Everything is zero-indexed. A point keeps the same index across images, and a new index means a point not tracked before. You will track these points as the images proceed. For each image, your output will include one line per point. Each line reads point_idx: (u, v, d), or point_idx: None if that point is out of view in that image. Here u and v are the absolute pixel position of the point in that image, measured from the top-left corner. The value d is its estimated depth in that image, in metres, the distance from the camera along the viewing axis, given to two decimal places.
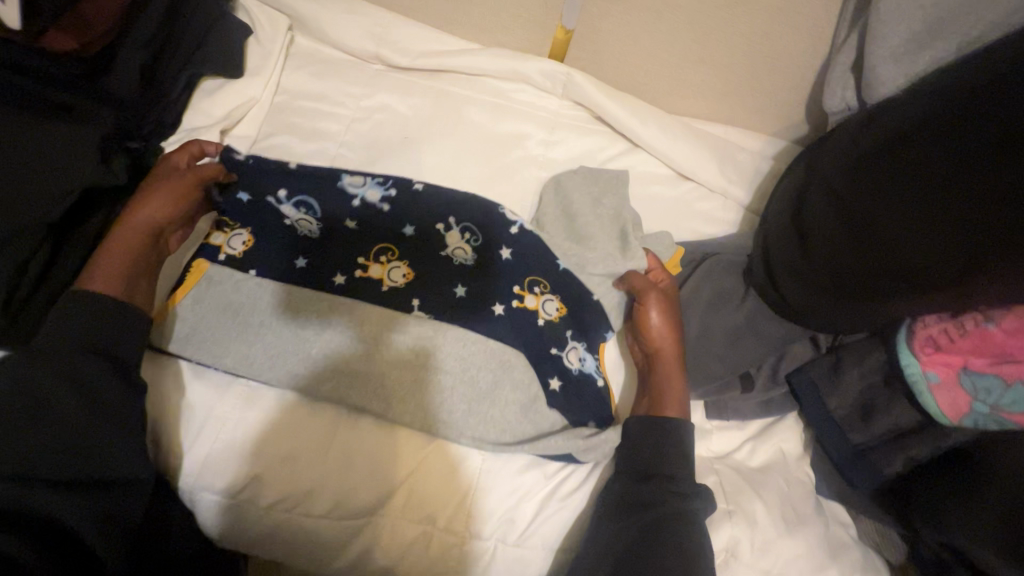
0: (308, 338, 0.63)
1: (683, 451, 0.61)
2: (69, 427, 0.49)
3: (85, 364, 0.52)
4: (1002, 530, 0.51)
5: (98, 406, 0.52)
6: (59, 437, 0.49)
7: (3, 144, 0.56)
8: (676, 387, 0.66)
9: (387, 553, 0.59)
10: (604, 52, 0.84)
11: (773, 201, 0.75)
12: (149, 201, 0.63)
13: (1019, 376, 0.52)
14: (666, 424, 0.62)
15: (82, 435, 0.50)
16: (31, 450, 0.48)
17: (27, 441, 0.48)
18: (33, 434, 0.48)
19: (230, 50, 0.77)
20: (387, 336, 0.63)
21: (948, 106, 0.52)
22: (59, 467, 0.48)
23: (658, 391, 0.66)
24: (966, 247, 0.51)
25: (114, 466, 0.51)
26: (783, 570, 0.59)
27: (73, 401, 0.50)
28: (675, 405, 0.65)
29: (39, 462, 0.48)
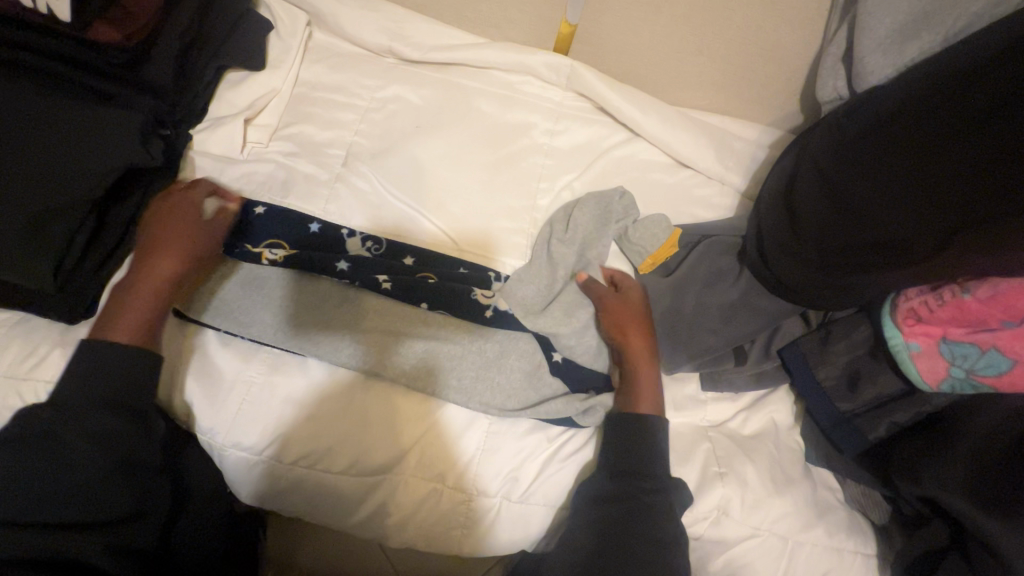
0: (317, 345, 0.66)
1: (652, 431, 0.63)
2: (70, 474, 0.52)
3: (91, 409, 0.54)
4: (977, 484, 0.55)
5: (102, 445, 0.54)
6: (62, 483, 0.51)
7: (55, 127, 0.63)
8: (649, 383, 0.67)
9: (400, 511, 0.64)
10: (606, 45, 0.88)
11: (767, 185, 0.78)
12: (163, 250, 0.64)
13: (995, 342, 0.56)
14: (635, 418, 0.64)
15: (84, 480, 0.52)
16: (37, 496, 0.51)
17: (33, 486, 0.51)
18: (38, 481, 0.51)
19: (253, 44, 0.82)
20: (395, 343, 0.67)
21: (934, 88, 0.57)
22: (61, 512, 0.51)
23: (632, 387, 0.67)
24: (948, 217, 0.55)
25: (112, 504, 0.53)
26: (771, 526, 0.64)
27: (79, 443, 0.53)
28: (647, 402, 0.66)
29: (46, 506, 0.51)
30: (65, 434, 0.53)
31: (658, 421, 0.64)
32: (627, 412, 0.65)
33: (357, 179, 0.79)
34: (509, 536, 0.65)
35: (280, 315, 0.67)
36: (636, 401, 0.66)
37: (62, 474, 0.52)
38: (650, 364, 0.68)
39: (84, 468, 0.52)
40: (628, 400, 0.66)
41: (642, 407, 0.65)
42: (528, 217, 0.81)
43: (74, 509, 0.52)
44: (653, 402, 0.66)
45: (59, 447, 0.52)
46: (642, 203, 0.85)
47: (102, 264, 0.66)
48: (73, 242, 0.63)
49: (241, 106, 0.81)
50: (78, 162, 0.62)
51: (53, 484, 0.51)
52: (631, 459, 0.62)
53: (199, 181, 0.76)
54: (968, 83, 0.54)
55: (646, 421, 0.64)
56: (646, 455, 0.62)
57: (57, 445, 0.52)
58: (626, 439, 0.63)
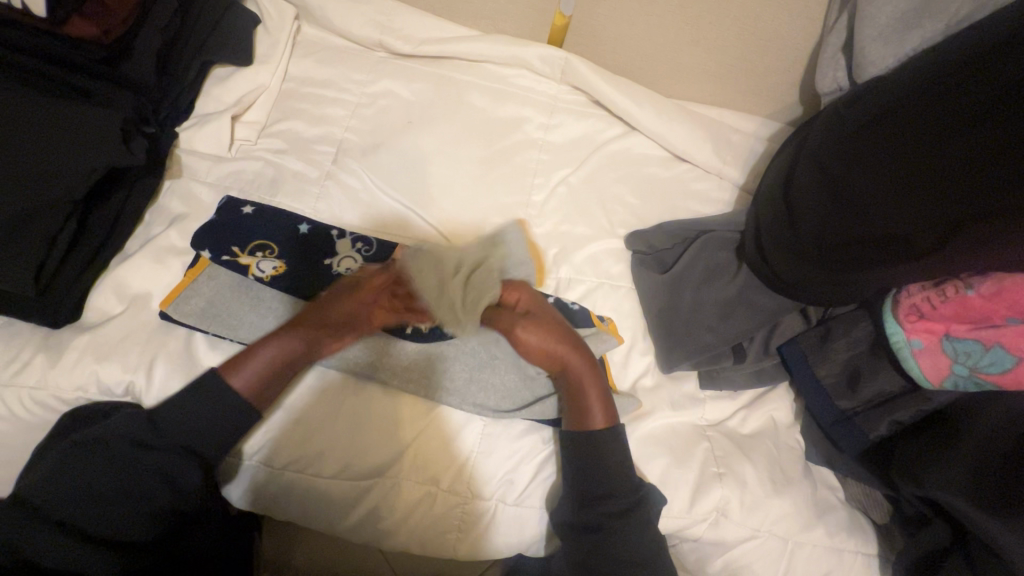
0: None
1: (616, 446, 0.63)
2: (115, 481, 0.56)
3: (161, 426, 0.58)
4: (979, 484, 0.54)
5: (148, 466, 0.57)
6: (109, 486, 0.56)
7: (32, 126, 0.61)
8: (596, 392, 0.64)
9: (393, 515, 0.63)
10: (601, 37, 0.86)
11: (766, 178, 0.77)
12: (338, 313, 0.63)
13: (998, 339, 0.54)
14: (595, 437, 0.62)
15: (125, 489, 0.56)
16: (86, 492, 0.55)
17: (87, 482, 0.55)
18: (92, 480, 0.55)
19: (239, 38, 0.80)
20: (395, 342, 0.66)
21: (940, 78, 0.55)
22: (97, 512, 0.55)
23: (577, 402, 0.64)
24: (953, 211, 0.53)
25: (133, 521, 0.56)
26: (769, 527, 0.64)
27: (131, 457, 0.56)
28: (599, 414, 0.63)
29: (85, 501, 0.55)
30: (120, 459, 0.56)
31: (615, 433, 0.63)
32: (583, 430, 0.63)
33: (347, 177, 0.78)
34: (505, 539, 0.64)
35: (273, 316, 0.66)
36: (587, 419, 0.63)
37: (110, 495, 0.55)
38: (594, 373, 0.64)
39: (127, 494, 0.56)
40: (579, 416, 0.63)
41: (596, 421, 0.63)
42: (522, 214, 0.80)
43: (109, 514, 0.55)
44: (604, 412, 0.64)
45: (112, 470, 0.56)
46: (639, 198, 0.84)
47: (85, 265, 0.65)
48: (55, 244, 0.61)
49: (228, 103, 0.80)
50: (55, 162, 0.61)
51: (97, 500, 0.55)
52: (591, 484, 0.62)
53: (185, 179, 0.74)
54: (976, 72, 0.53)
55: (603, 439, 0.62)
56: (608, 478, 0.62)
57: (109, 465, 0.56)
58: (580, 463, 0.62)
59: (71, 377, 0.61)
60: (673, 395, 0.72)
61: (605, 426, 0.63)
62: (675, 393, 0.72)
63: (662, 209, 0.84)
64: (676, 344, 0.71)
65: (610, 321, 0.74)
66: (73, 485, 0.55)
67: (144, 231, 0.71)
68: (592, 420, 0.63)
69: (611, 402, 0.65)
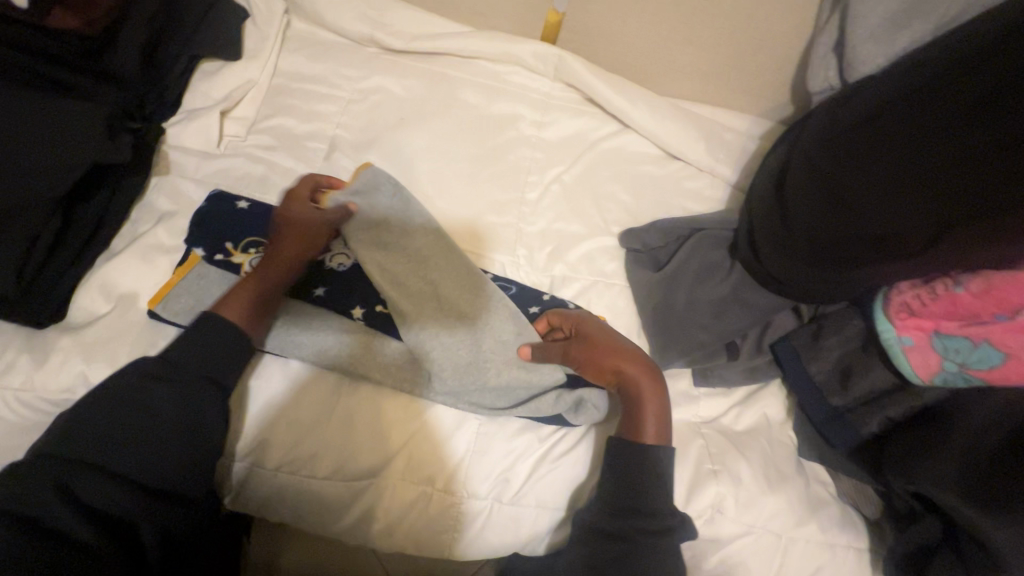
0: (300, 346, 0.64)
1: (663, 463, 0.60)
2: (150, 426, 0.53)
3: (188, 380, 0.56)
4: (968, 477, 0.55)
5: (186, 412, 0.55)
6: (140, 434, 0.53)
7: (14, 121, 0.60)
8: (654, 407, 0.63)
9: (387, 515, 0.62)
10: (594, 34, 0.86)
11: (758, 177, 0.77)
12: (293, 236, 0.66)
13: (985, 336, 0.55)
14: (644, 450, 0.60)
15: (158, 432, 0.53)
16: (118, 442, 0.52)
17: (119, 432, 0.52)
18: (125, 429, 0.53)
19: (227, 32, 0.79)
20: (384, 345, 0.66)
21: (926, 79, 0.56)
22: (130, 459, 0.52)
23: (633, 415, 0.63)
24: (941, 211, 0.54)
25: (170, 470, 0.53)
26: (763, 523, 0.64)
27: (164, 404, 0.54)
28: (654, 430, 0.62)
29: (117, 452, 0.52)
30: (148, 397, 0.54)
31: (664, 449, 0.61)
32: (634, 441, 0.61)
33: (340, 174, 0.77)
34: (501, 538, 0.64)
35: None
36: (639, 433, 0.62)
37: (138, 433, 0.53)
38: (656, 392, 0.63)
39: (157, 431, 0.53)
40: (630, 430, 0.62)
41: (648, 435, 0.61)
42: (516, 211, 0.80)
43: (144, 462, 0.52)
44: (659, 428, 0.62)
45: (141, 409, 0.54)
46: (633, 196, 0.84)
47: (69, 264, 0.63)
48: (38, 241, 0.60)
49: (216, 98, 0.78)
50: (41, 161, 0.59)
51: (130, 444, 0.52)
52: (635, 495, 0.59)
53: (173, 176, 0.73)
54: (971, 72, 0.52)
55: (654, 453, 0.60)
56: (652, 489, 0.59)
57: (135, 403, 0.54)
58: (624, 472, 0.60)
59: (57, 379, 0.59)
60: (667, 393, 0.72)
61: (658, 443, 0.61)
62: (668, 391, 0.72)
63: (656, 207, 0.84)
64: (671, 342, 0.71)
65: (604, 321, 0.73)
66: (108, 436, 0.52)
67: (130, 229, 0.69)
68: (644, 437, 0.61)
69: (667, 419, 0.63)
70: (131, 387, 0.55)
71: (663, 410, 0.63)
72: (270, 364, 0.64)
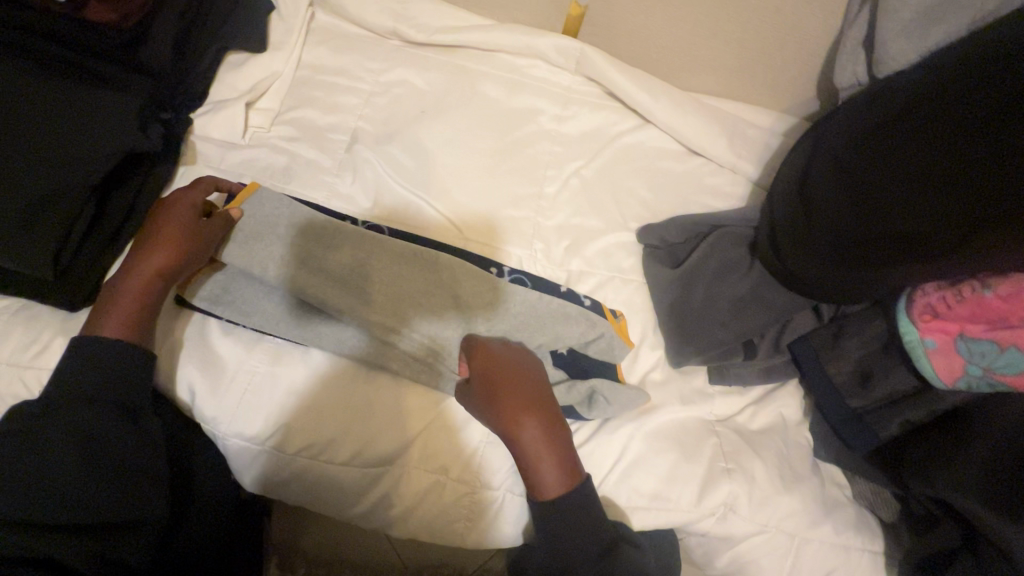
0: (319, 335, 0.65)
1: (578, 510, 0.58)
2: (74, 467, 0.53)
3: (93, 416, 0.56)
4: (990, 485, 0.54)
5: (98, 446, 0.55)
6: (65, 479, 0.53)
7: (52, 112, 0.62)
8: (548, 461, 0.58)
9: (403, 502, 0.64)
10: (616, 27, 0.85)
11: (780, 174, 0.76)
12: (158, 246, 0.62)
13: (1014, 342, 0.54)
14: (549, 503, 0.58)
15: (84, 473, 0.54)
16: (34, 494, 0.52)
17: (39, 481, 0.52)
18: (48, 476, 0.53)
19: (254, 25, 0.80)
20: (396, 338, 0.64)
21: (954, 77, 0.54)
22: (56, 509, 0.52)
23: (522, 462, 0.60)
24: (965, 211, 0.52)
25: (104, 509, 0.54)
26: (777, 523, 0.65)
27: (75, 444, 0.54)
28: (562, 478, 0.58)
29: (39, 504, 0.52)
30: (51, 436, 0.54)
31: (568, 500, 0.58)
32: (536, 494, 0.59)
33: (362, 165, 0.78)
34: (514, 529, 0.66)
35: (279, 304, 0.66)
36: (544, 487, 0.58)
37: (56, 472, 0.53)
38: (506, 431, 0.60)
39: (69, 469, 0.53)
40: (532, 484, 0.59)
41: (551, 491, 0.58)
42: (534, 206, 0.80)
43: (73, 509, 0.53)
44: (569, 474, 0.59)
45: (55, 449, 0.54)
46: (652, 192, 0.83)
47: (102, 250, 0.65)
48: (72, 229, 0.62)
49: (242, 90, 0.80)
50: (74, 151, 0.61)
51: (56, 490, 0.52)
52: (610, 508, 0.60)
53: (199, 166, 0.75)
54: (1011, 62, 0.49)
55: (561, 505, 0.58)
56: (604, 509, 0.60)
57: (50, 438, 0.54)
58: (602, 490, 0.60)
59: None
60: (682, 390, 0.72)
61: (564, 493, 0.58)
62: (683, 388, 0.72)
63: (674, 203, 0.83)
64: (687, 340, 0.71)
65: (623, 314, 0.71)
66: (32, 483, 0.52)
67: None
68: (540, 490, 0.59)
69: (569, 465, 0.59)
70: (49, 421, 0.55)
71: (556, 458, 0.59)
72: (292, 354, 0.66)
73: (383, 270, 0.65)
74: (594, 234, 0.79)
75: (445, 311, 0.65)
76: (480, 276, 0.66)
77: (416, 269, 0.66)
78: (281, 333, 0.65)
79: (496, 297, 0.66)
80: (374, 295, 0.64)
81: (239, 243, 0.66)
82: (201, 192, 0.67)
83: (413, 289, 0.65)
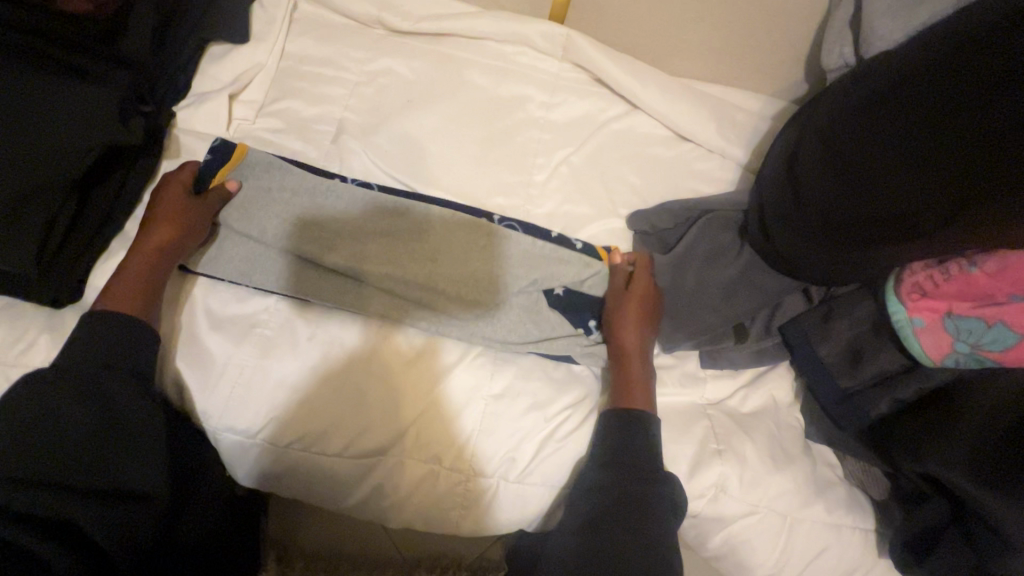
0: (320, 320, 0.67)
1: (648, 429, 0.63)
2: (99, 435, 0.53)
3: (112, 387, 0.56)
4: (981, 459, 0.55)
5: (118, 419, 0.55)
6: (92, 445, 0.53)
7: (30, 105, 0.61)
8: (644, 381, 0.65)
9: (397, 491, 0.65)
10: (602, 12, 0.84)
11: (769, 156, 0.76)
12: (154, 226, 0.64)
13: (1001, 317, 0.54)
14: (636, 415, 0.63)
15: (111, 441, 0.54)
16: (58, 459, 0.51)
17: (65, 446, 0.52)
18: (71, 442, 0.52)
19: (236, 15, 0.79)
20: (397, 331, 0.67)
21: (944, 53, 0.54)
22: (83, 476, 0.52)
23: (624, 382, 0.65)
24: (955, 184, 0.53)
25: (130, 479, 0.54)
26: (768, 503, 0.65)
27: (93, 415, 0.54)
28: (648, 395, 0.65)
29: (65, 470, 0.51)
30: (66, 406, 0.53)
31: (650, 417, 0.63)
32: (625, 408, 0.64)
33: (349, 156, 0.77)
34: (508, 515, 0.66)
35: (276, 283, 0.67)
36: (632, 402, 0.64)
37: (72, 443, 0.52)
38: (647, 355, 0.67)
39: (86, 438, 0.53)
40: (621, 398, 0.65)
41: (639, 405, 0.64)
42: (523, 194, 0.79)
43: (99, 476, 0.53)
44: (649, 394, 0.65)
45: (66, 423, 0.53)
46: (642, 178, 0.83)
47: (85, 247, 0.65)
48: (54, 225, 0.61)
49: (225, 81, 0.78)
50: (55, 144, 0.61)
51: (81, 457, 0.52)
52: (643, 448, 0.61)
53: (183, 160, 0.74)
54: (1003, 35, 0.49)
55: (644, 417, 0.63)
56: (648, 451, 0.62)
57: (72, 403, 0.53)
58: (627, 439, 0.62)
59: None
60: (673, 374, 0.72)
61: (647, 408, 0.64)
62: (676, 373, 0.72)
63: (664, 189, 0.83)
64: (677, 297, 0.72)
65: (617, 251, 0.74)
66: (55, 450, 0.51)
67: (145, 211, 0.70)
68: (634, 404, 0.64)
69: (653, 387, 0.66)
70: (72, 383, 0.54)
71: (652, 384, 0.66)
72: (288, 336, 0.66)
73: (381, 245, 0.67)
74: (584, 221, 0.79)
75: (439, 271, 0.67)
76: (480, 233, 0.69)
77: (411, 240, 0.68)
78: (280, 314, 0.67)
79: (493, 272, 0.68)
80: (367, 258, 0.66)
81: (238, 217, 0.68)
82: (189, 174, 0.68)
83: (411, 258, 0.67)
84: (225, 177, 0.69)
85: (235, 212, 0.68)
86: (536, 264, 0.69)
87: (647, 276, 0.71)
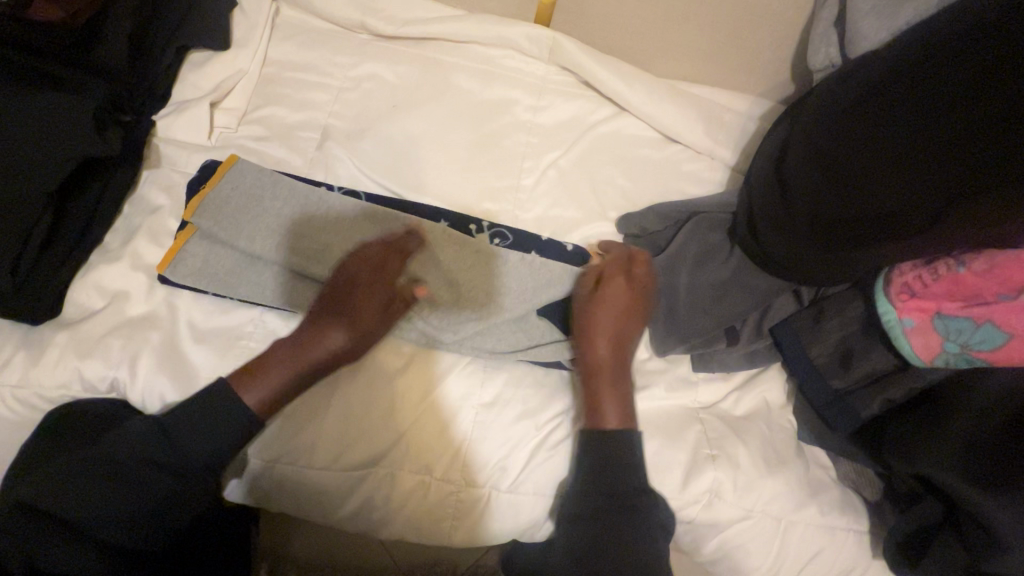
0: None
1: (629, 446, 0.62)
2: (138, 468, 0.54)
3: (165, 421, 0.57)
4: (967, 459, 0.55)
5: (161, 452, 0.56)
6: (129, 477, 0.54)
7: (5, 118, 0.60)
8: (618, 398, 0.64)
9: (389, 503, 0.64)
10: (587, 15, 0.84)
11: (758, 156, 0.75)
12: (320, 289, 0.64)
13: (989, 317, 0.54)
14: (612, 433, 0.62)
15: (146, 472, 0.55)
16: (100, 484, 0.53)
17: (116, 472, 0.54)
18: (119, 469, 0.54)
19: (215, 21, 0.78)
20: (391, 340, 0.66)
21: (930, 52, 0.54)
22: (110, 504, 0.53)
23: (595, 400, 0.64)
24: (943, 185, 0.53)
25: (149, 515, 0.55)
26: (762, 507, 0.65)
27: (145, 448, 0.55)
28: (620, 411, 0.63)
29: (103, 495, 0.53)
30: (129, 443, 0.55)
31: (629, 435, 0.62)
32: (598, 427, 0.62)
33: (333, 162, 0.76)
34: (502, 525, 0.65)
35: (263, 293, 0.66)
36: (605, 420, 0.63)
37: (82, 487, 0.53)
38: (618, 370, 0.66)
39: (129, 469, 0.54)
40: (593, 416, 0.63)
41: (612, 423, 0.63)
42: (512, 199, 0.79)
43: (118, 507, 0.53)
44: (622, 410, 0.64)
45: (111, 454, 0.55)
46: (631, 180, 0.82)
47: (62, 262, 0.63)
48: (29, 239, 0.60)
49: (205, 89, 0.77)
50: (29, 158, 0.60)
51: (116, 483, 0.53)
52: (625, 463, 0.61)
53: (164, 170, 0.72)
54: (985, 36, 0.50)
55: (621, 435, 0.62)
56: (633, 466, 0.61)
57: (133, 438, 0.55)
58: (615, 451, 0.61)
59: (53, 376, 0.61)
60: (666, 378, 0.72)
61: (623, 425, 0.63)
62: (669, 376, 0.72)
63: (654, 192, 0.82)
64: (670, 300, 0.71)
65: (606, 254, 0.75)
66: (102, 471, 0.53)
67: (124, 223, 0.69)
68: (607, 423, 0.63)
69: (628, 404, 0.65)
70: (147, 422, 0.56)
71: (627, 400, 0.65)
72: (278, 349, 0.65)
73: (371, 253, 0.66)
74: (574, 226, 0.78)
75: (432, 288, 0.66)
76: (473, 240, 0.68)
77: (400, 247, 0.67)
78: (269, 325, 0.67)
79: (486, 279, 0.67)
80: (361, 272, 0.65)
81: (219, 224, 0.65)
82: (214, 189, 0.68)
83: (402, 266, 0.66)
84: (211, 183, 0.68)
85: (217, 217, 0.66)
86: (527, 271, 0.68)
87: (620, 286, 0.68)
